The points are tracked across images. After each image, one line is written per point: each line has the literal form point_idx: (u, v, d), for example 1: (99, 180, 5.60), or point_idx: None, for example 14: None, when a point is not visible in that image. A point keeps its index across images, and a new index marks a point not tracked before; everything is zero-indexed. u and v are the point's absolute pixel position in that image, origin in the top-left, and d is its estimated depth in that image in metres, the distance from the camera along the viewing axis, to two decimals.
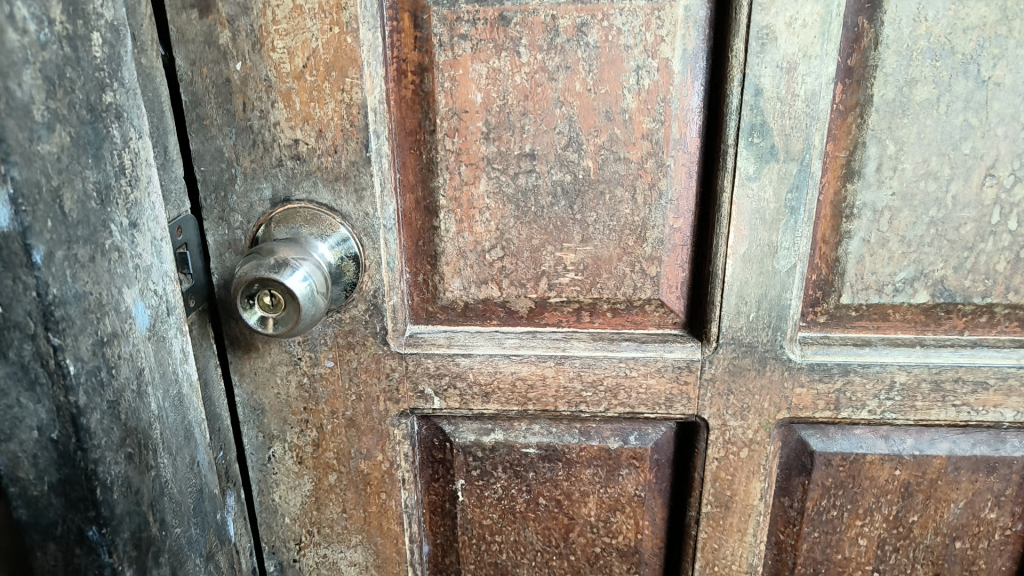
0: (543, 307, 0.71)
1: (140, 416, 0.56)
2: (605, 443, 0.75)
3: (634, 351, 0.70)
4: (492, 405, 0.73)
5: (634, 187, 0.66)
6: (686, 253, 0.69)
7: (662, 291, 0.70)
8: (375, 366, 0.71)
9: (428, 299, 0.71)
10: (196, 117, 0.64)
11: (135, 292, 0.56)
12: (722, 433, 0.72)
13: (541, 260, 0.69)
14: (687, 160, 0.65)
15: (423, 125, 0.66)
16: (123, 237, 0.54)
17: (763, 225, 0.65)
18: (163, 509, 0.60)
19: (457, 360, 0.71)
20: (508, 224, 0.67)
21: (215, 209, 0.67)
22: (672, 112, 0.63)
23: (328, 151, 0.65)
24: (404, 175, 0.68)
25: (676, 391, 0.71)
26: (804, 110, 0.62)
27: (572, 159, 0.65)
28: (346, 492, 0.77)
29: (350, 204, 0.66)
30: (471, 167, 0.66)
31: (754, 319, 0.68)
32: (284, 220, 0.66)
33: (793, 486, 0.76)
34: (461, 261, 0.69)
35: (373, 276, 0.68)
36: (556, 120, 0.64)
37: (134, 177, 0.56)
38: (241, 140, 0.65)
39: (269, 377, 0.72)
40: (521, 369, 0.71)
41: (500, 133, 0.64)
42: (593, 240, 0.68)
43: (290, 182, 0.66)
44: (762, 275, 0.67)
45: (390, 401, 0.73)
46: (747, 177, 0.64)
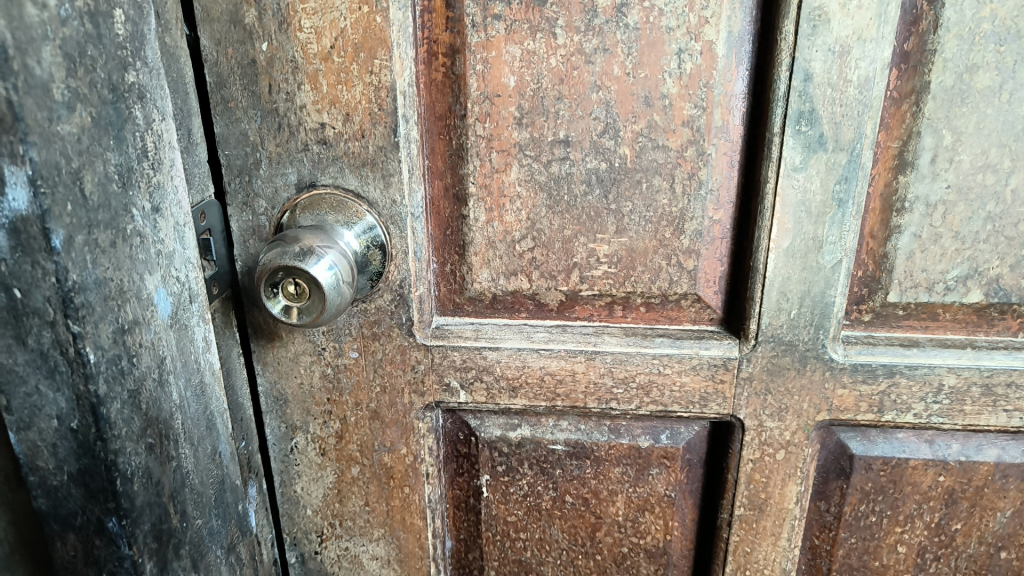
0: (574, 301, 0.69)
1: (161, 406, 0.55)
2: (635, 441, 0.72)
3: (669, 347, 0.68)
4: (519, 400, 0.71)
5: (673, 177, 0.63)
6: (725, 246, 0.66)
7: (699, 286, 0.67)
8: (400, 358, 0.70)
9: (455, 290, 0.69)
10: (220, 100, 0.62)
11: (157, 279, 0.54)
12: (758, 434, 0.70)
13: (573, 251, 0.66)
14: (729, 149, 0.62)
15: (454, 110, 0.63)
16: (145, 222, 0.53)
17: (809, 218, 0.62)
18: (185, 500, 0.58)
19: (485, 354, 0.69)
20: (540, 213, 0.65)
21: (239, 194, 0.65)
22: (715, 98, 0.61)
23: (355, 135, 0.62)
24: (432, 162, 0.65)
25: (711, 390, 0.68)
26: (856, 97, 0.59)
27: (608, 146, 0.62)
28: (369, 485, 0.75)
29: (377, 191, 0.64)
30: (503, 153, 0.63)
31: (796, 317, 0.65)
32: (309, 207, 0.64)
33: (830, 490, 0.73)
34: (490, 250, 0.67)
35: (400, 265, 0.66)
36: (592, 105, 0.61)
37: (156, 160, 0.54)
38: (266, 123, 0.63)
39: (292, 367, 0.71)
40: (550, 364, 0.69)
41: (534, 118, 0.62)
42: (628, 232, 0.65)
43: (316, 168, 0.64)
44: (806, 271, 0.64)
45: (415, 394, 0.71)
46: (793, 167, 0.61)
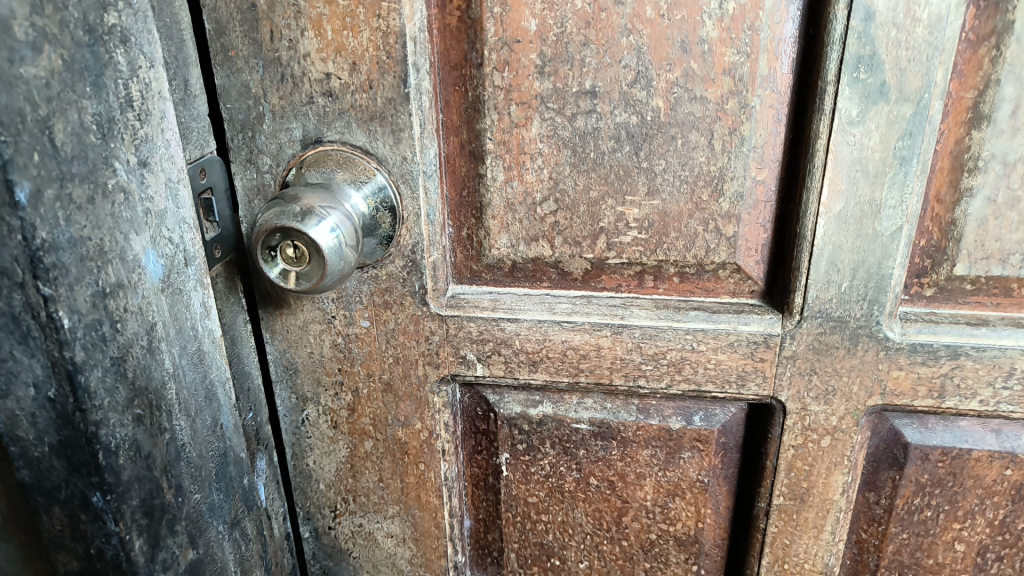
0: (600, 270, 0.63)
1: (151, 374, 0.51)
2: (665, 422, 0.67)
3: (704, 322, 0.62)
4: (540, 375, 0.66)
5: (712, 132, 0.56)
6: (768, 211, 0.59)
7: (739, 255, 0.60)
8: (413, 328, 0.65)
9: (472, 257, 0.64)
10: (220, 48, 0.58)
11: (145, 239, 0.50)
12: (801, 418, 0.63)
13: (600, 215, 0.60)
14: (775, 101, 0.56)
15: (470, 58, 0.58)
16: (130, 177, 0.48)
17: (865, 178, 0.55)
18: (180, 474, 0.55)
19: (502, 325, 0.64)
20: (564, 172, 0.59)
21: (243, 151, 0.61)
22: (761, 43, 0.54)
23: (363, 87, 0.58)
24: (447, 116, 0.60)
25: (750, 369, 0.62)
26: (925, 39, 0.51)
27: (639, 98, 0.56)
28: (383, 461, 0.71)
29: (387, 147, 0.59)
30: (523, 106, 0.58)
31: (847, 290, 0.58)
32: (315, 164, 0.60)
33: (880, 481, 0.66)
34: (509, 214, 0.62)
35: (411, 229, 0.62)
36: (621, 51, 0.55)
37: (144, 111, 0.50)
38: (269, 74, 0.58)
39: (302, 335, 0.67)
40: (573, 338, 0.64)
41: (557, 67, 0.56)
42: (661, 193, 0.59)
43: (321, 122, 0.59)
44: (859, 239, 0.57)
45: (429, 366, 0.67)
46: (848, 121, 0.54)
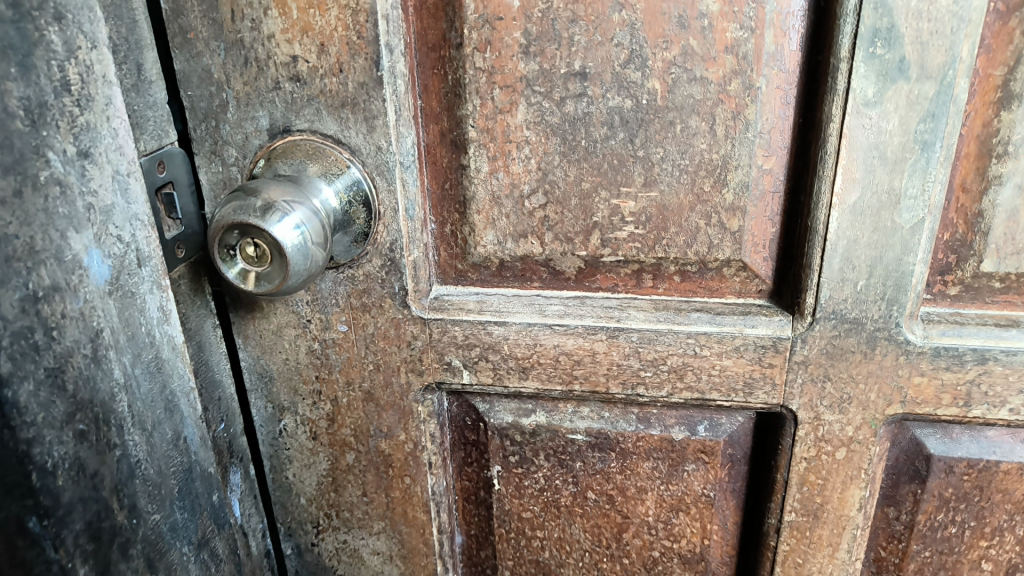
0: (595, 268, 0.58)
1: (96, 386, 0.47)
2: (668, 432, 0.62)
3: (707, 324, 0.56)
4: (531, 383, 0.60)
5: (713, 116, 0.52)
6: (777, 202, 0.54)
7: (746, 251, 0.55)
8: (394, 333, 0.60)
9: (457, 255, 0.60)
10: (178, 30, 0.53)
11: (88, 238, 0.46)
12: (815, 428, 0.58)
13: (593, 209, 0.56)
14: (783, 81, 0.51)
15: (449, 38, 0.53)
16: (68, 169, 0.44)
17: (883, 166, 0.50)
18: (134, 493, 0.50)
19: (489, 329, 0.59)
20: (553, 162, 0.55)
21: (207, 142, 0.57)
22: (766, 16, 0.49)
23: (332, 70, 0.53)
24: (426, 102, 0.55)
25: (758, 376, 0.57)
26: (949, 9, 0.46)
27: (633, 79, 0.52)
28: (366, 474, 0.67)
29: (360, 136, 0.54)
30: (507, 90, 0.53)
31: (864, 289, 0.53)
32: (284, 155, 0.55)
33: (900, 495, 0.61)
34: (494, 208, 0.57)
35: (389, 226, 0.57)
36: (613, 28, 0.50)
37: (85, 96, 0.45)
38: (231, 58, 0.54)
39: (275, 341, 0.62)
40: (566, 342, 0.58)
41: (543, 46, 0.51)
42: (659, 184, 0.54)
43: (289, 110, 0.55)
44: (877, 233, 0.51)
45: (412, 373, 0.62)
46: (864, 102, 0.48)
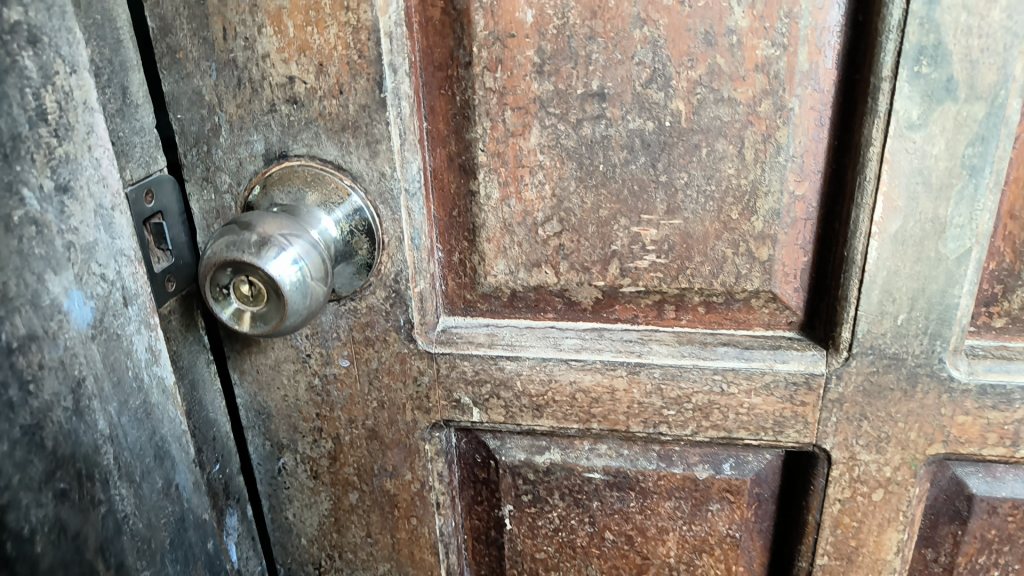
0: (613, 299, 0.54)
1: (78, 440, 0.43)
2: (691, 471, 0.58)
3: (735, 360, 0.53)
4: (546, 422, 0.56)
5: (742, 139, 0.48)
6: (810, 230, 0.50)
7: (776, 282, 0.52)
8: (400, 369, 0.57)
9: (465, 285, 0.56)
10: (166, 50, 0.50)
11: (68, 279, 0.42)
12: (849, 469, 0.54)
13: (611, 237, 0.52)
14: (818, 102, 0.47)
15: (456, 56, 0.49)
16: (45, 206, 0.41)
17: (927, 192, 0.46)
18: (121, 551, 0.47)
19: (501, 365, 0.55)
20: (569, 188, 0.51)
21: (198, 168, 0.53)
22: (800, 32, 0.45)
23: (332, 92, 0.49)
24: (433, 124, 0.52)
25: (789, 414, 0.53)
26: (1002, 24, 0.42)
27: (656, 100, 0.48)
28: (370, 514, 0.63)
29: (362, 161, 0.51)
30: (519, 111, 0.50)
31: (904, 323, 0.49)
32: (280, 182, 0.52)
33: (939, 536, 0.57)
34: (506, 236, 0.53)
35: (394, 256, 0.53)
36: (634, 45, 0.47)
37: (63, 126, 0.42)
38: (224, 79, 0.50)
39: (273, 376, 0.59)
40: (583, 379, 0.54)
41: (559, 65, 0.48)
42: (682, 211, 0.50)
43: (286, 134, 0.51)
44: (919, 264, 0.48)
45: (419, 411, 0.58)
46: (907, 124, 0.45)
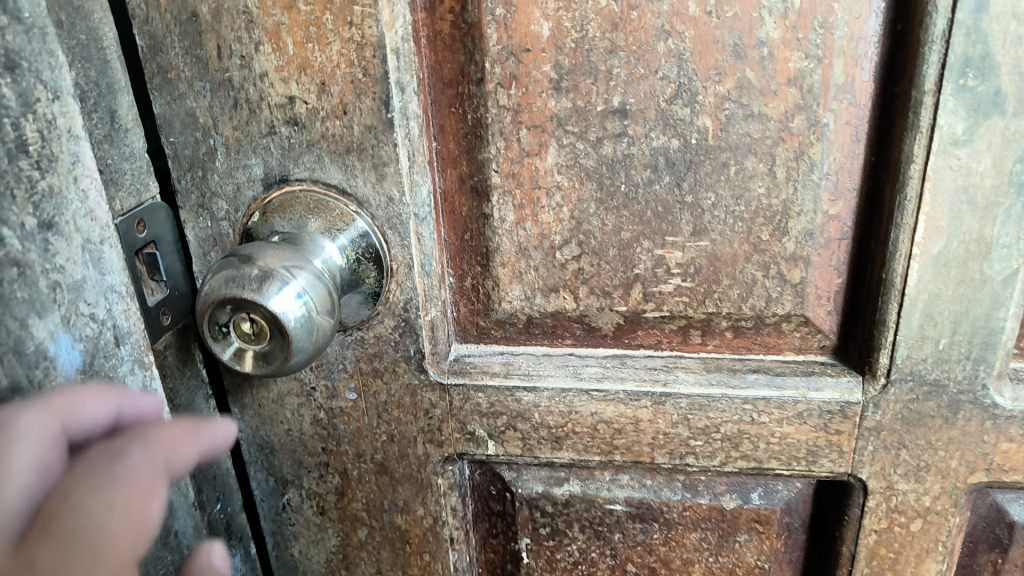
0: (635, 324, 0.51)
1: None
2: (717, 501, 0.56)
3: (766, 387, 0.50)
4: (565, 454, 0.54)
5: (773, 157, 0.45)
6: (844, 251, 0.48)
7: (808, 305, 0.49)
8: (410, 401, 0.54)
9: (478, 312, 0.53)
10: (157, 69, 0.47)
11: (53, 322, 0.39)
12: (886, 498, 0.51)
13: (633, 260, 0.49)
14: (854, 116, 0.44)
15: (467, 73, 0.46)
16: (26, 245, 0.37)
17: (972, 212, 0.43)
18: None
19: (518, 396, 0.52)
20: (588, 209, 0.48)
21: (193, 194, 0.50)
22: (835, 43, 0.43)
23: (335, 112, 0.46)
24: (442, 144, 0.49)
25: (822, 443, 0.50)
26: None
27: (681, 117, 0.45)
28: (380, 551, 0.60)
29: (368, 185, 0.48)
30: (534, 129, 0.47)
31: (946, 348, 0.46)
32: (281, 209, 0.48)
33: (978, 565, 0.55)
34: (521, 260, 0.50)
35: (402, 283, 0.50)
36: (657, 59, 0.44)
37: (46, 156, 0.38)
38: (219, 100, 0.47)
39: (276, 410, 0.56)
40: (605, 410, 0.52)
41: (577, 80, 0.45)
42: (709, 233, 0.48)
43: (287, 157, 0.48)
44: (963, 286, 0.45)
45: (431, 444, 0.55)
46: (952, 140, 0.42)
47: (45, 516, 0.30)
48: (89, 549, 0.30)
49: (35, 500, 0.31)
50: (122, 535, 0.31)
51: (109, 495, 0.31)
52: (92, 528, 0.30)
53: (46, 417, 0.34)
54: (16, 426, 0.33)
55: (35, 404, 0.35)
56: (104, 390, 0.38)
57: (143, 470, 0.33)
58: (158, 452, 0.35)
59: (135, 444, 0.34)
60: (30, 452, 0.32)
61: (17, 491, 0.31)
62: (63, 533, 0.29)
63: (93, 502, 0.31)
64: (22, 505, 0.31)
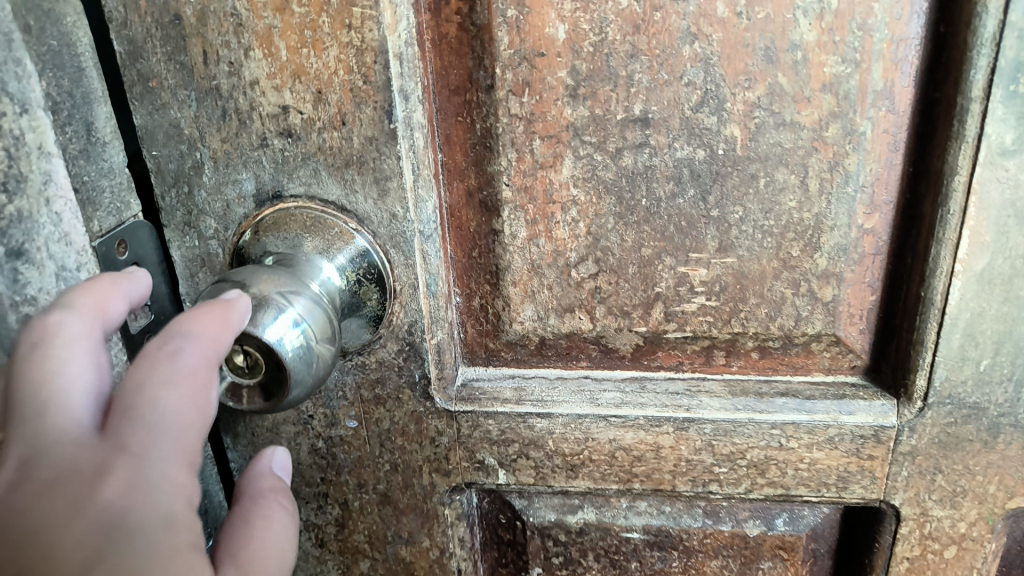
0: (655, 345, 0.48)
1: None
2: (740, 528, 0.53)
3: (794, 411, 0.47)
4: (581, 483, 0.51)
5: (805, 168, 0.42)
6: (878, 267, 0.45)
7: (840, 324, 0.46)
8: (415, 429, 0.50)
9: (487, 333, 0.50)
10: (137, 77, 0.43)
11: None
12: (920, 525, 0.49)
13: (654, 278, 0.46)
14: (892, 125, 0.41)
15: (476, 79, 0.43)
16: None
17: (1019, 226, 0.40)
18: None
19: (531, 423, 0.49)
20: (606, 225, 0.45)
21: (179, 211, 0.46)
22: (874, 47, 0.40)
23: (333, 123, 0.42)
24: (449, 156, 0.45)
25: (854, 469, 0.48)
26: None
27: (707, 125, 0.42)
28: None
29: (369, 201, 0.44)
30: (549, 140, 0.43)
31: (987, 370, 0.44)
32: (274, 227, 0.45)
33: None
34: (534, 279, 0.47)
35: (406, 305, 0.47)
36: (683, 63, 0.41)
37: (14, 178, 0.36)
38: (205, 110, 0.43)
39: (271, 440, 0.52)
40: (624, 437, 0.49)
41: (595, 87, 0.42)
42: (736, 249, 0.45)
43: (280, 171, 0.44)
44: (1007, 305, 0.42)
45: (437, 473, 0.52)
46: (999, 150, 0.39)
47: (119, 406, 0.33)
48: (170, 436, 0.33)
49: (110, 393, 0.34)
50: (192, 423, 0.34)
51: (174, 385, 0.34)
52: (168, 417, 0.33)
53: (88, 323, 0.36)
54: (60, 331, 0.35)
55: (75, 308, 0.36)
56: (118, 283, 0.39)
57: (197, 369, 0.35)
58: (215, 335, 0.36)
59: (193, 326, 0.36)
60: (85, 357, 0.35)
61: (86, 390, 0.34)
62: (144, 422, 0.33)
63: (163, 391, 0.33)
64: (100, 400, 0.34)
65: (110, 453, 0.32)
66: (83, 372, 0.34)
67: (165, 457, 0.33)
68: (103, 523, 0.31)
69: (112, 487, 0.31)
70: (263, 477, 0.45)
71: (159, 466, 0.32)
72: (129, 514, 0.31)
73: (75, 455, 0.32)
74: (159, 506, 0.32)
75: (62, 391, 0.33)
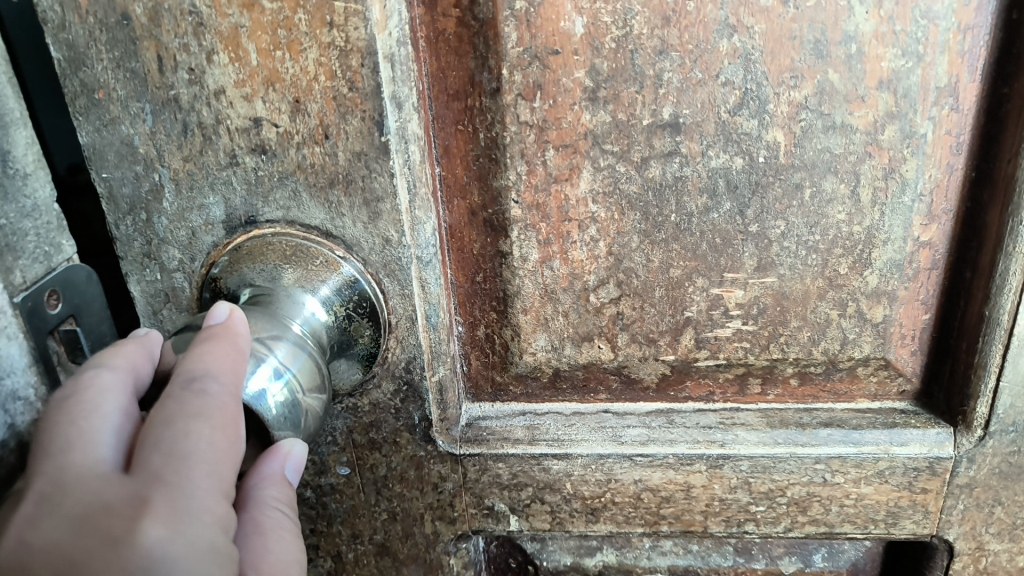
0: (684, 374, 0.43)
1: None
2: (775, 565, 0.48)
3: (840, 444, 0.42)
4: (602, 527, 0.46)
5: (857, 176, 0.37)
6: (933, 284, 0.40)
7: (889, 347, 0.42)
8: (416, 474, 0.45)
9: (494, 366, 0.44)
10: (80, 88, 0.36)
11: None
12: (975, 560, 0.44)
13: (684, 302, 0.41)
14: (955, 125, 0.36)
15: (479, 82, 0.37)
16: None
17: None
18: None
19: (546, 465, 0.44)
20: (630, 244, 0.40)
21: (137, 241, 0.40)
22: (938, 38, 0.34)
23: (313, 137, 0.36)
24: (448, 170, 0.39)
25: (905, 503, 0.43)
26: None
27: (746, 130, 0.37)
28: None
29: (358, 225, 0.38)
30: (565, 150, 0.38)
31: None
32: (248, 258, 0.39)
33: None
34: (548, 306, 0.42)
35: (404, 340, 0.41)
36: (720, 60, 0.35)
37: None
38: (162, 125, 0.37)
39: None
40: (651, 477, 0.44)
41: (619, 89, 0.36)
42: (777, 267, 0.40)
43: (253, 194, 0.38)
44: None
45: (441, 521, 0.46)
46: None
47: (148, 437, 0.28)
48: (206, 466, 0.28)
49: (137, 431, 0.29)
50: (230, 452, 0.29)
51: (207, 414, 0.29)
52: (204, 446, 0.28)
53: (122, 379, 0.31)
54: (89, 376, 0.30)
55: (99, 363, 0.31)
56: (144, 342, 0.33)
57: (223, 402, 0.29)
58: (233, 368, 0.31)
59: (208, 363, 0.30)
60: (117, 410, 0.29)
61: (113, 426, 0.29)
62: (175, 453, 0.27)
63: (196, 421, 0.28)
64: (126, 439, 0.29)
65: (140, 486, 0.27)
66: (112, 406, 0.29)
67: (204, 487, 0.27)
68: (137, 568, 0.25)
69: (149, 522, 0.26)
70: (270, 480, 0.34)
71: (200, 498, 0.27)
72: (169, 550, 0.26)
73: (108, 491, 0.26)
74: (201, 546, 0.26)
75: (85, 431, 0.28)
